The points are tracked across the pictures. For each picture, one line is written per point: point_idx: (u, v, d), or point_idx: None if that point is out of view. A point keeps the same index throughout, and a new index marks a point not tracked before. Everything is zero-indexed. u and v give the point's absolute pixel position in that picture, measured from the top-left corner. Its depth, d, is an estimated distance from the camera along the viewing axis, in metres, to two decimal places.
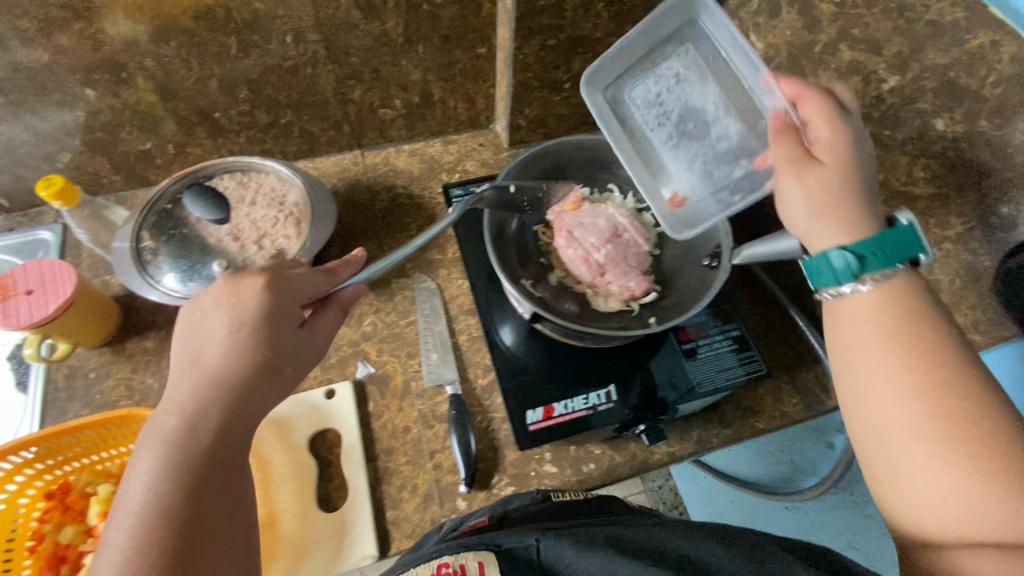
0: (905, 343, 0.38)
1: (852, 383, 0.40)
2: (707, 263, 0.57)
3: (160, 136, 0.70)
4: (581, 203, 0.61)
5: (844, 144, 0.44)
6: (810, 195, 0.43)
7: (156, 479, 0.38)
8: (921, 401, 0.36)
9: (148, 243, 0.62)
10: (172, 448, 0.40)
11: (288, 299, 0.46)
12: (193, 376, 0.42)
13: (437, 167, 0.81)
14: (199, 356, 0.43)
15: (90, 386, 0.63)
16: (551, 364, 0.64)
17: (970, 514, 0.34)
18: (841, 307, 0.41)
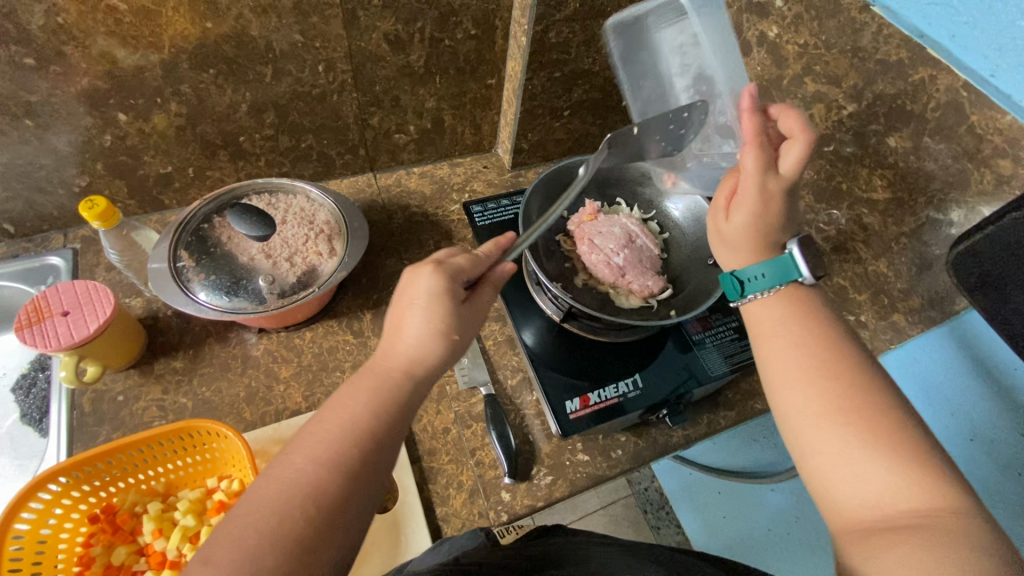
0: (804, 347, 0.46)
1: (774, 386, 0.46)
2: (712, 261, 0.63)
3: (182, 160, 0.72)
4: (597, 214, 0.68)
5: (764, 200, 0.50)
6: (724, 236, 0.52)
7: (368, 407, 0.43)
8: (821, 395, 0.43)
9: (185, 263, 0.63)
10: (388, 387, 0.45)
11: (455, 279, 0.48)
12: (420, 332, 0.46)
13: (447, 188, 0.87)
14: (413, 320, 0.46)
15: (119, 408, 0.62)
16: (576, 359, 0.68)
17: (888, 496, 0.38)
18: (757, 315, 0.50)
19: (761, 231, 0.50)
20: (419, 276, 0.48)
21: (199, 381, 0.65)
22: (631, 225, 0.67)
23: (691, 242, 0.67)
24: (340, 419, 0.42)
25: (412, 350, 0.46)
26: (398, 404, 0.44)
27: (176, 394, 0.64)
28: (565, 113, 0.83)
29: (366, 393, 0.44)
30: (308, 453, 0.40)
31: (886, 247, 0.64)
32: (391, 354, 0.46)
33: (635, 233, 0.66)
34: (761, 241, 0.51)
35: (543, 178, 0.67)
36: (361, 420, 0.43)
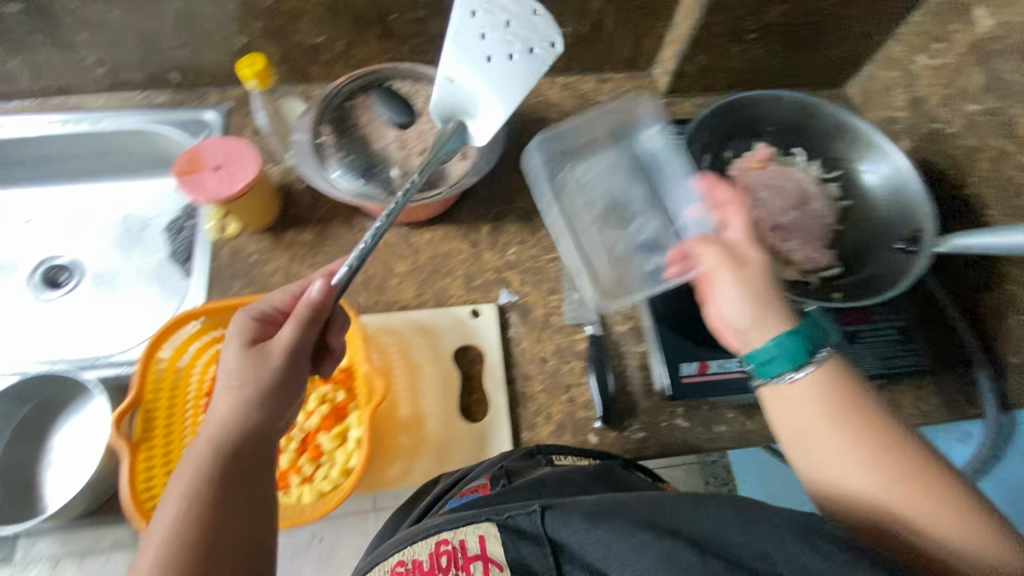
0: (843, 419, 0.39)
1: (815, 461, 0.40)
2: (901, 246, 0.53)
3: (333, 31, 0.70)
4: (767, 162, 0.58)
5: (757, 258, 0.46)
6: (726, 290, 0.45)
7: (188, 495, 0.38)
8: (871, 462, 0.38)
9: (326, 139, 0.63)
10: (206, 469, 0.39)
11: (245, 337, 0.44)
12: (228, 400, 0.41)
13: (590, 105, 0.79)
14: (220, 397, 0.42)
15: (251, 267, 0.66)
16: (701, 320, 0.61)
17: (970, 548, 0.35)
18: (800, 390, 0.41)
19: (761, 294, 0.44)
20: (229, 346, 0.44)
21: (322, 257, 0.67)
22: (806, 183, 0.57)
23: (878, 216, 0.56)
24: (160, 522, 0.38)
25: (222, 429, 0.40)
26: (227, 475, 0.39)
27: (301, 266, 0.66)
28: (749, 37, 0.70)
29: (179, 486, 0.39)
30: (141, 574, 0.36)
31: None
32: (204, 431, 0.41)
33: (809, 193, 0.56)
34: (770, 311, 0.43)
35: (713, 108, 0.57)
36: (177, 515, 0.37)
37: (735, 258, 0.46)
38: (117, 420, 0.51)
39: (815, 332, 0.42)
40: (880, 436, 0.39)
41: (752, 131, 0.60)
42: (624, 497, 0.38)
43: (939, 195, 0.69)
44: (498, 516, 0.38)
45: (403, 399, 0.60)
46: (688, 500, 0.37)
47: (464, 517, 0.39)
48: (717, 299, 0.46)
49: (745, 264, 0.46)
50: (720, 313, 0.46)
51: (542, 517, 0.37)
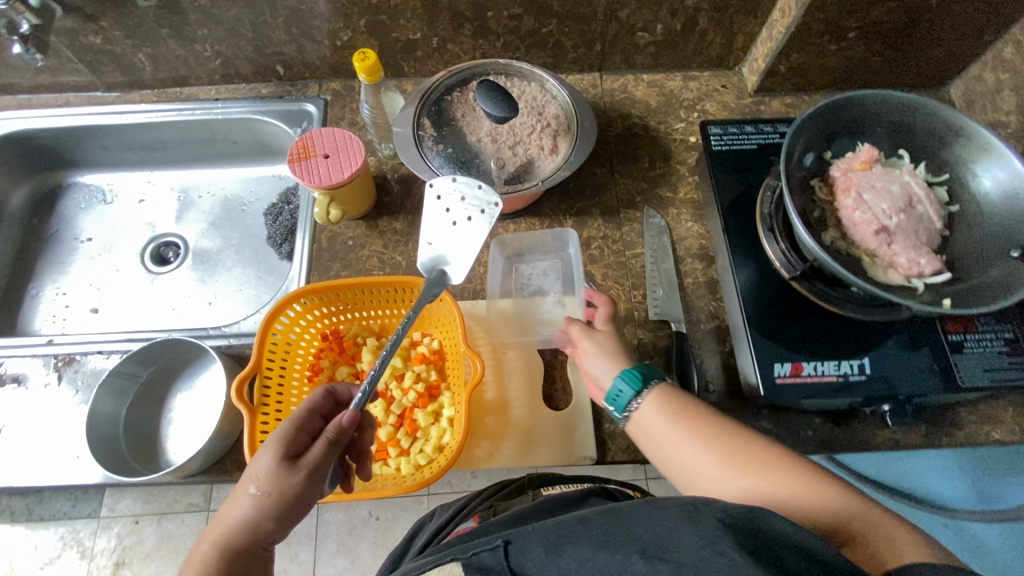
0: (689, 422, 0.46)
1: (678, 466, 0.46)
2: (1018, 254, 0.51)
3: (431, 28, 0.72)
4: (873, 164, 0.57)
5: (610, 332, 0.56)
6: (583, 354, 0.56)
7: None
8: (716, 448, 0.44)
9: (427, 132, 0.66)
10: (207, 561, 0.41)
11: (280, 444, 0.44)
12: (239, 510, 0.42)
13: (675, 103, 0.79)
14: (238, 498, 0.43)
15: (347, 251, 0.70)
16: (795, 319, 0.58)
17: (815, 499, 0.39)
18: (642, 416, 0.48)
19: (601, 358, 0.54)
20: (262, 452, 0.44)
21: (413, 244, 0.70)
22: (913, 185, 0.56)
23: (990, 222, 0.54)
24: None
25: (228, 535, 0.42)
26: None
27: (394, 252, 0.70)
28: (849, 36, 0.69)
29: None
30: None
31: None
32: (218, 523, 0.43)
33: (917, 196, 0.55)
34: (609, 368, 0.53)
35: (817, 108, 0.57)
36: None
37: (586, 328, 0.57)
38: (239, 383, 0.54)
39: (643, 376, 0.49)
40: (714, 424, 0.46)
41: (856, 133, 0.59)
42: (584, 513, 0.38)
43: None
44: (461, 555, 0.39)
45: (489, 384, 0.63)
46: (643, 507, 0.36)
47: (431, 561, 0.40)
48: (583, 362, 0.56)
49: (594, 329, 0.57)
50: (587, 375, 0.56)
51: (505, 552, 0.37)
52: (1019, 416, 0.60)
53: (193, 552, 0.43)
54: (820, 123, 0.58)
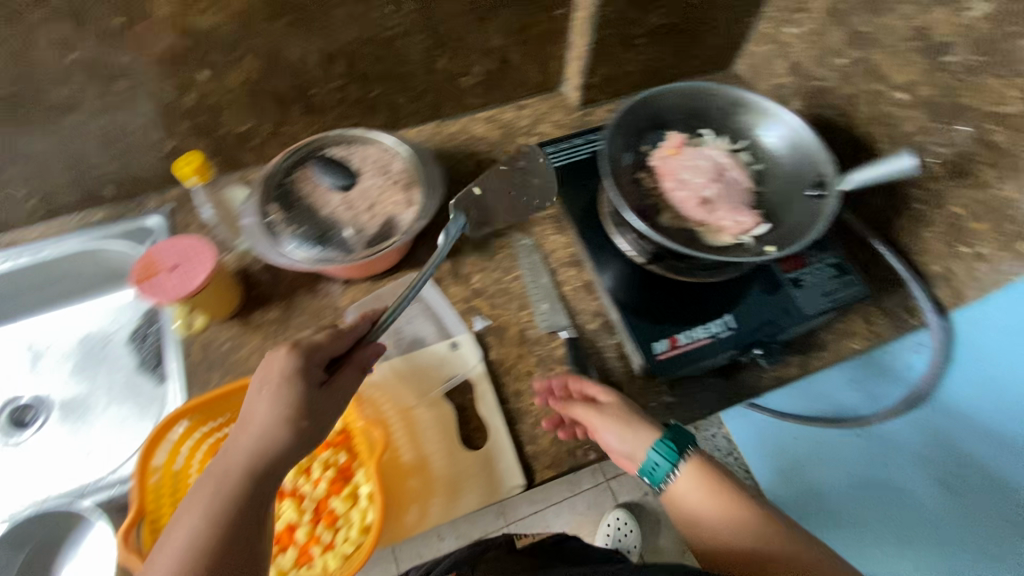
0: (714, 494, 0.57)
1: (699, 528, 0.58)
2: (813, 192, 0.59)
3: (260, 115, 0.73)
4: (682, 147, 0.64)
5: (615, 397, 0.59)
6: (608, 430, 0.57)
7: (209, 514, 0.42)
8: (739, 515, 0.56)
9: (274, 216, 0.65)
10: (227, 492, 0.43)
11: (308, 364, 0.49)
12: (255, 433, 0.45)
13: (514, 132, 0.84)
14: (256, 415, 0.46)
15: (226, 355, 0.67)
16: (663, 298, 0.64)
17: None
18: (679, 482, 0.58)
19: (628, 426, 0.57)
20: (265, 381, 0.47)
21: (294, 328, 0.68)
22: (719, 157, 0.64)
23: (788, 171, 0.62)
24: (174, 532, 0.42)
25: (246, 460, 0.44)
26: (248, 506, 0.43)
27: (275, 342, 0.68)
28: (639, 42, 0.78)
29: (203, 501, 0.42)
30: None
31: (1017, 167, 0.57)
32: (232, 452, 0.44)
33: (724, 165, 0.63)
34: (641, 433, 0.57)
35: (624, 110, 0.63)
36: (196, 531, 0.41)
37: (596, 404, 0.58)
38: (124, 537, 0.50)
39: (679, 436, 0.58)
40: (736, 507, 0.57)
41: (664, 123, 0.66)
42: None
43: (835, 141, 0.77)
44: None
45: (404, 447, 0.61)
46: None
47: None
48: (604, 439, 0.58)
49: (603, 404, 0.58)
50: (611, 448, 0.58)
51: None
52: (867, 324, 0.69)
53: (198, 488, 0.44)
54: (631, 121, 0.64)
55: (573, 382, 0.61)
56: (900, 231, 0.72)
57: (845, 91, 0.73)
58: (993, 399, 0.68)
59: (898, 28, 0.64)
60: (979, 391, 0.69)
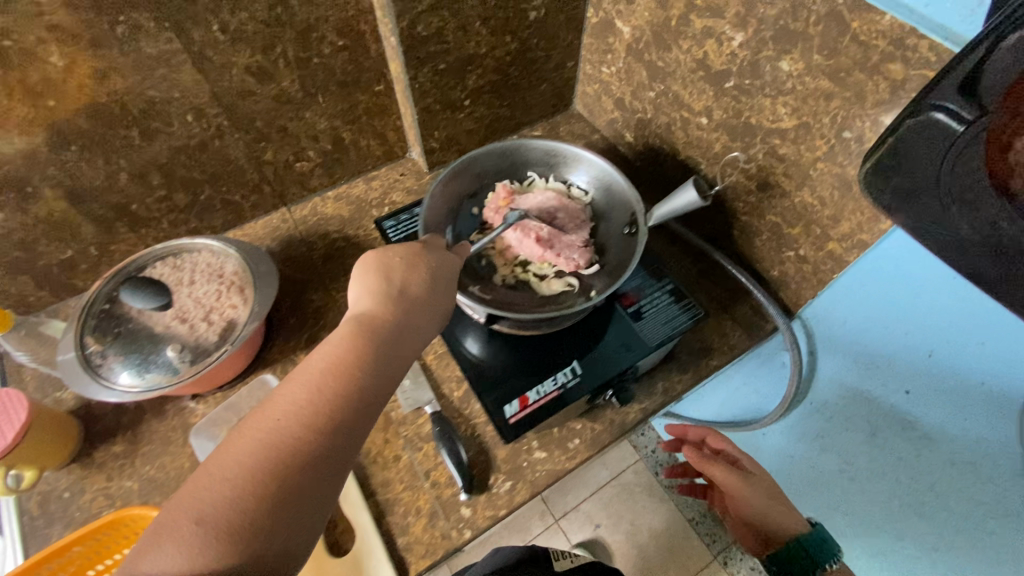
0: None
1: None
2: (628, 230, 0.63)
3: (80, 241, 0.69)
4: (511, 196, 0.65)
5: (758, 471, 0.72)
6: (744, 495, 0.69)
7: (343, 362, 0.42)
8: None
9: (94, 348, 0.61)
10: (373, 334, 0.45)
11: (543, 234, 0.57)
12: (375, 302, 0.47)
13: (365, 206, 0.84)
14: (418, 273, 0.50)
15: (67, 505, 0.62)
16: (516, 355, 0.65)
17: None
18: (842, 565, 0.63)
19: (767, 502, 0.68)
20: (419, 261, 0.50)
21: (142, 460, 0.64)
22: (548, 200, 0.65)
23: (607, 214, 0.66)
24: (315, 376, 0.42)
25: (366, 321, 0.45)
26: (377, 346, 0.45)
27: (121, 479, 0.63)
28: (465, 103, 0.80)
29: (341, 339, 0.44)
30: (297, 406, 0.40)
31: (806, 176, 0.60)
32: (387, 305, 0.47)
33: (553, 208, 0.64)
34: (785, 512, 0.68)
35: (443, 178, 0.64)
36: (343, 381, 0.42)
37: (740, 473, 0.71)
38: None
39: (826, 538, 0.64)
40: None
41: (486, 185, 0.68)
42: None
43: (667, 166, 0.80)
44: None
45: None
46: None
47: None
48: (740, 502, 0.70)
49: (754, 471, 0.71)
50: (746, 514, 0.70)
51: None
52: (723, 338, 0.72)
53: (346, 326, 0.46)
54: (452, 186, 0.65)
55: (712, 441, 0.76)
56: (737, 242, 0.75)
57: (662, 120, 0.77)
58: (903, 343, 0.63)
59: (684, 60, 0.68)
60: (889, 337, 0.64)
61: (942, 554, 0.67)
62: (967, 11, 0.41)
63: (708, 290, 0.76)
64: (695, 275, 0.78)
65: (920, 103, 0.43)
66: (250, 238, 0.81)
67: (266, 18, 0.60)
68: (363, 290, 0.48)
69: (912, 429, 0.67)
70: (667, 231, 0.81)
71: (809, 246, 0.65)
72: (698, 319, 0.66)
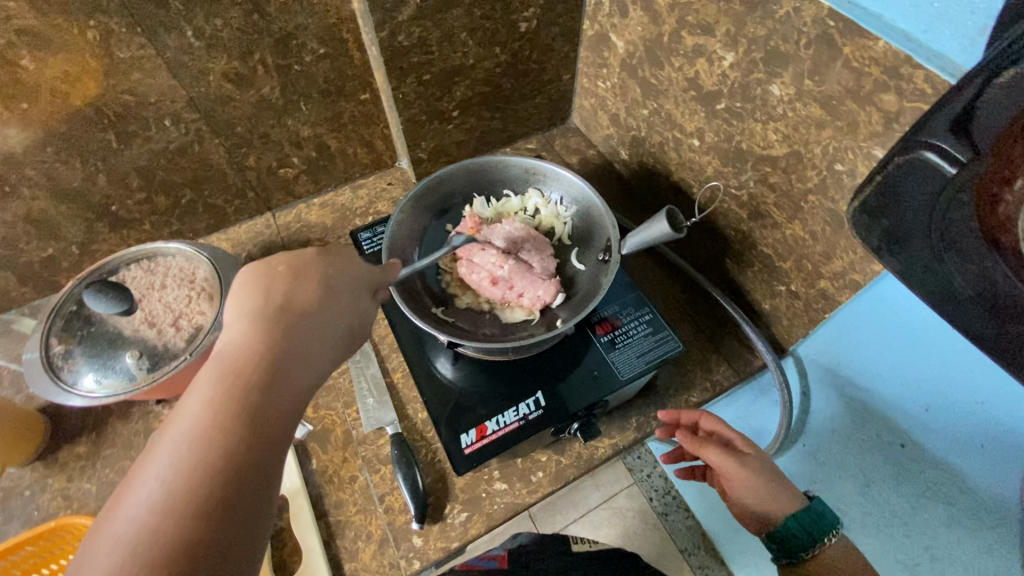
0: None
1: None
2: (601, 257, 0.61)
3: (62, 240, 0.70)
4: (478, 225, 0.63)
5: (756, 449, 0.56)
6: (742, 480, 0.54)
7: (225, 394, 0.36)
8: None
9: (59, 349, 0.61)
10: (254, 352, 0.38)
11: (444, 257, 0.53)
12: (252, 322, 0.40)
13: (349, 215, 0.83)
14: (299, 284, 0.43)
15: (26, 503, 0.62)
16: (480, 380, 0.63)
17: None
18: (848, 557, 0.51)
19: (767, 480, 0.53)
20: (305, 271, 0.44)
21: (103, 464, 0.64)
22: (513, 232, 0.63)
23: (583, 236, 0.64)
24: (195, 412, 0.35)
25: (237, 341, 0.39)
26: (266, 363, 0.38)
27: (81, 481, 0.63)
28: (453, 114, 0.78)
29: (214, 369, 0.37)
30: (176, 450, 0.33)
31: (797, 208, 0.56)
32: (267, 321, 0.40)
33: (517, 241, 0.62)
34: (785, 488, 0.53)
35: (414, 194, 0.61)
36: (228, 413, 0.35)
37: (736, 453, 0.55)
38: None
39: (824, 510, 0.51)
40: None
41: (460, 201, 0.67)
42: None
43: (660, 187, 0.77)
44: None
45: None
46: None
47: None
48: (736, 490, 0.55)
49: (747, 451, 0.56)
50: (740, 498, 0.55)
51: None
52: (706, 373, 0.68)
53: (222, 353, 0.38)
54: (422, 202, 0.63)
55: (702, 419, 0.59)
56: (728, 272, 0.71)
57: (655, 139, 0.73)
58: (897, 393, 0.57)
59: (676, 79, 0.64)
60: (883, 386, 0.59)
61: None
62: (967, 39, 0.37)
63: (695, 321, 0.72)
64: (683, 304, 0.74)
65: (908, 142, 0.39)
66: (233, 242, 0.80)
67: (243, 25, 0.60)
68: (234, 310, 0.41)
69: (908, 487, 0.60)
70: (656, 254, 0.78)
71: (800, 281, 0.60)
72: (674, 351, 0.61)
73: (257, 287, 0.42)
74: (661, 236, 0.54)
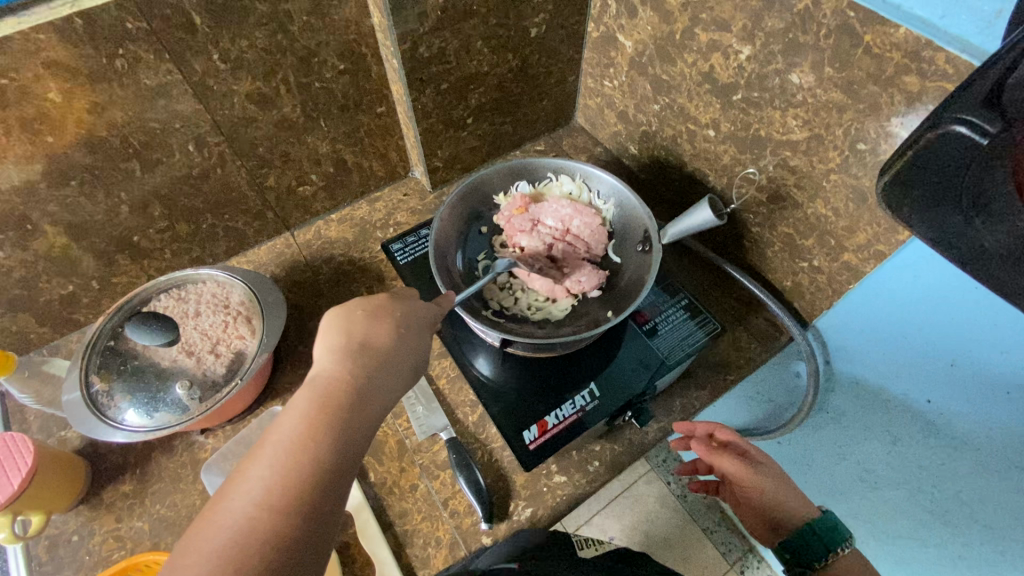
0: None
1: None
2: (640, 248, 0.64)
3: (81, 275, 0.67)
4: (527, 205, 0.67)
5: (768, 459, 0.62)
6: (755, 487, 0.60)
7: (315, 428, 0.39)
8: None
9: (99, 387, 0.59)
10: (339, 393, 0.42)
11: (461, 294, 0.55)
12: (337, 362, 0.43)
13: (369, 228, 0.83)
14: (383, 326, 0.47)
15: (76, 549, 0.60)
16: (530, 380, 0.65)
17: None
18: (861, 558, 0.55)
19: (780, 491, 0.60)
20: (384, 311, 0.48)
21: (152, 500, 0.63)
22: (563, 211, 0.67)
23: (619, 230, 0.67)
24: (293, 439, 0.39)
25: (325, 378, 0.43)
26: (349, 408, 0.42)
27: (131, 520, 0.61)
28: (468, 121, 0.80)
29: (306, 404, 0.41)
30: (266, 472, 0.37)
31: (818, 187, 0.60)
32: (350, 366, 0.44)
33: (568, 221, 0.66)
34: (799, 499, 0.59)
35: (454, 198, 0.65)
36: (317, 441, 0.39)
37: (749, 461, 0.61)
38: None
39: (838, 522, 0.56)
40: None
41: (493, 207, 0.70)
42: None
43: (674, 178, 0.80)
44: None
45: None
46: None
47: None
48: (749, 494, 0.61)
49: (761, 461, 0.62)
50: (754, 501, 0.61)
51: None
52: (738, 351, 0.72)
53: (314, 389, 0.42)
54: (462, 207, 0.66)
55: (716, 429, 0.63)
56: (748, 255, 0.75)
57: (668, 132, 0.76)
58: (922, 357, 0.60)
59: (689, 73, 0.67)
60: (903, 347, 0.62)
61: (969, 562, 0.66)
62: (983, 22, 0.41)
63: (721, 302, 0.76)
64: (706, 287, 0.78)
65: (940, 117, 0.41)
66: (254, 264, 0.80)
67: (267, 45, 0.60)
68: (326, 342, 0.45)
69: (935, 437, 0.63)
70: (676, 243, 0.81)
71: (823, 256, 0.64)
72: (712, 331, 0.67)
73: (342, 328, 0.46)
74: (707, 223, 0.58)
